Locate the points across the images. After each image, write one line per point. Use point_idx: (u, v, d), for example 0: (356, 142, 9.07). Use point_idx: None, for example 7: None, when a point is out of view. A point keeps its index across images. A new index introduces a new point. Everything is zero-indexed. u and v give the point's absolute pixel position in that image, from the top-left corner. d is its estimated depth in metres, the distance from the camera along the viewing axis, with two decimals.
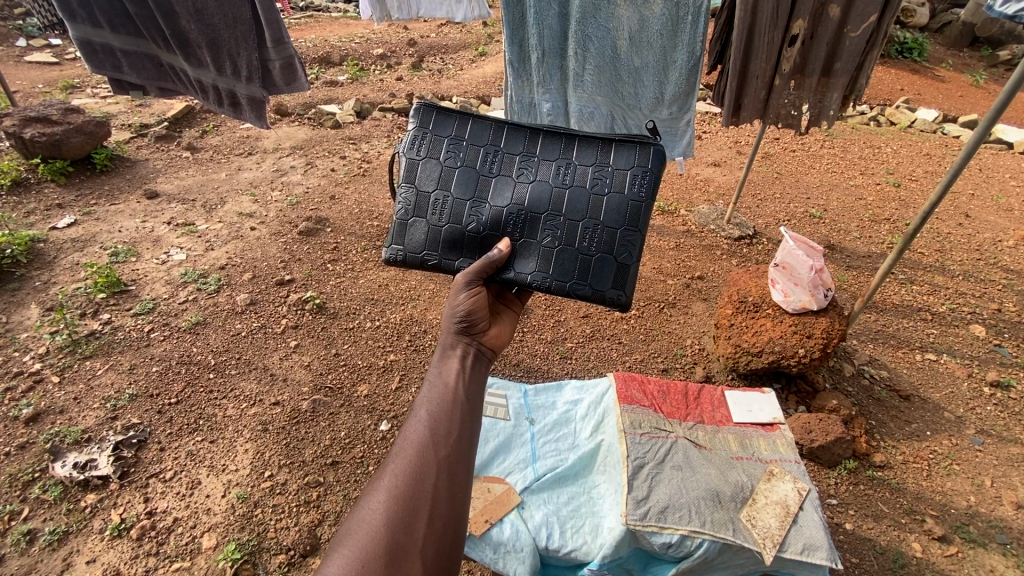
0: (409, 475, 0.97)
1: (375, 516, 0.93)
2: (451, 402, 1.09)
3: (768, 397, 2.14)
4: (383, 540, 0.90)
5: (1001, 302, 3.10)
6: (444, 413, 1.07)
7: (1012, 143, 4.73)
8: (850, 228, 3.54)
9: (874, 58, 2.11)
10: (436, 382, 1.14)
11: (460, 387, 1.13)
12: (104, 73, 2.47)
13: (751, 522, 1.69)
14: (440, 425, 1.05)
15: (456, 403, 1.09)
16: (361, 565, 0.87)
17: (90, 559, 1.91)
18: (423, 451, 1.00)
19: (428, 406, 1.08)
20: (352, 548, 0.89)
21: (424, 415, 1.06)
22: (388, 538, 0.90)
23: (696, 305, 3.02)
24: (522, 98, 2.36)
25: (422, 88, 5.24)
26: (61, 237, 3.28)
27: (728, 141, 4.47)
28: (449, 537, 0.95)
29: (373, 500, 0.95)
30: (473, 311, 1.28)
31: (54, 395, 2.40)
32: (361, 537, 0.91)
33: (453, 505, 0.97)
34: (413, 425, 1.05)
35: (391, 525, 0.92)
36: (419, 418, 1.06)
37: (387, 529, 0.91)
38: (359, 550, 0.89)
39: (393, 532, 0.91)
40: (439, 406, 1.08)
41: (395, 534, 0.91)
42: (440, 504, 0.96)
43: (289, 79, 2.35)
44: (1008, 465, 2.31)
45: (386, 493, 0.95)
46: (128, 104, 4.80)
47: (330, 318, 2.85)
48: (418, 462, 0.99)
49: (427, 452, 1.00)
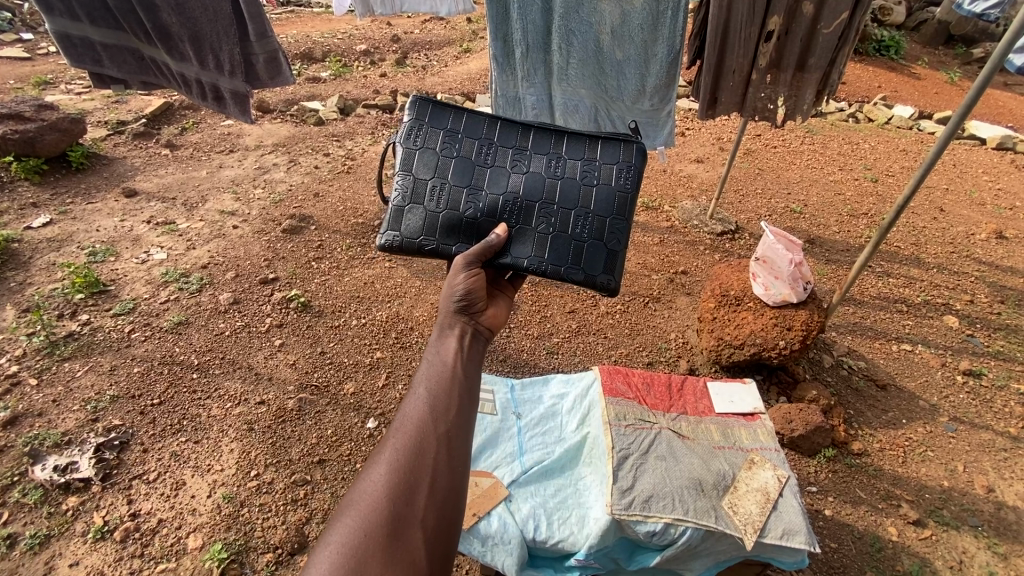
0: (410, 447, 0.98)
1: (377, 487, 0.93)
2: (451, 375, 1.11)
3: (748, 388, 2.17)
4: (385, 509, 0.91)
5: (974, 294, 3.19)
6: (443, 389, 1.08)
7: (984, 139, 4.84)
8: (829, 222, 3.61)
9: (846, 54, 2.16)
10: (436, 356, 1.15)
11: (460, 360, 1.15)
12: (84, 67, 2.41)
13: (731, 509, 1.73)
14: (439, 400, 1.06)
15: (456, 377, 1.11)
16: (364, 534, 0.88)
17: (72, 562, 1.89)
18: (425, 423, 1.02)
19: (427, 382, 1.09)
20: (355, 517, 0.90)
21: (424, 391, 1.07)
22: (389, 509, 0.91)
23: (679, 300, 3.06)
24: (506, 94, 2.37)
25: (407, 85, 5.22)
26: (36, 237, 3.21)
27: (711, 138, 4.52)
28: (450, 507, 0.95)
29: (374, 472, 0.96)
30: (472, 290, 1.31)
31: (32, 398, 2.35)
32: (363, 505, 0.92)
33: (454, 478, 0.98)
34: (414, 398, 1.06)
35: (393, 494, 0.92)
36: (419, 389, 1.08)
37: (389, 499, 0.92)
38: (361, 519, 0.90)
39: (394, 501, 0.92)
40: (441, 378, 1.10)
41: (396, 504, 0.92)
42: (439, 473, 0.97)
43: (273, 73, 2.36)
44: (980, 451, 2.39)
45: (388, 465, 0.96)
46: (104, 101, 4.70)
47: (315, 317, 2.83)
48: (419, 436, 1.00)
49: (428, 424, 1.01)
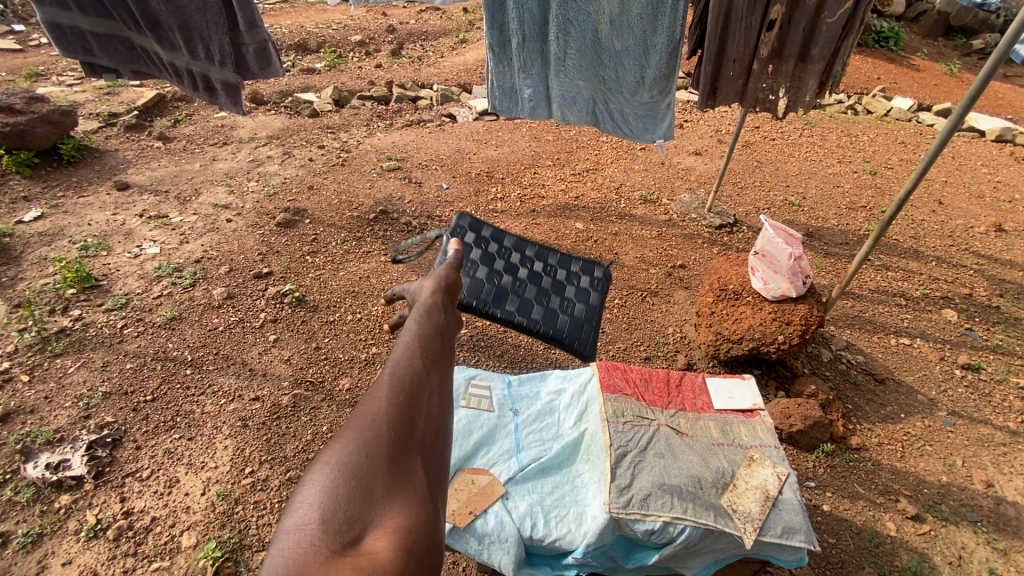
0: (411, 375, 0.90)
1: (376, 412, 0.83)
2: (445, 323, 1.05)
3: (747, 384, 2.16)
4: (389, 431, 0.81)
5: (973, 287, 3.17)
6: (436, 332, 1.01)
7: (983, 131, 4.81)
8: (828, 215, 3.59)
9: (849, 45, 2.12)
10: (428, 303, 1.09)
11: (451, 312, 1.10)
12: (74, 57, 2.37)
13: (731, 507, 1.71)
14: (433, 341, 0.98)
15: (450, 326, 1.06)
16: (366, 454, 0.77)
17: (65, 561, 1.87)
18: (422, 358, 0.93)
19: (420, 326, 1.01)
20: (356, 437, 0.79)
21: (418, 331, 1.00)
22: (390, 434, 0.80)
23: (677, 294, 3.04)
24: (502, 85, 2.38)
25: (402, 76, 5.17)
26: (27, 231, 3.17)
27: (709, 130, 4.48)
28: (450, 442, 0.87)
29: (371, 399, 0.86)
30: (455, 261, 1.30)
31: (23, 395, 2.33)
32: (360, 429, 0.81)
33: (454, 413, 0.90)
34: (411, 334, 0.99)
35: (397, 416, 0.83)
36: (414, 328, 1.01)
37: (389, 425, 0.81)
38: (363, 438, 0.79)
39: (399, 423, 0.82)
40: (435, 322, 1.04)
41: (398, 429, 0.81)
42: (440, 405, 0.89)
43: (263, 64, 2.31)
44: (978, 445, 2.38)
45: (390, 389, 0.87)
46: (95, 93, 4.65)
47: (309, 312, 2.80)
48: (420, 367, 0.92)
49: (428, 357, 0.94)
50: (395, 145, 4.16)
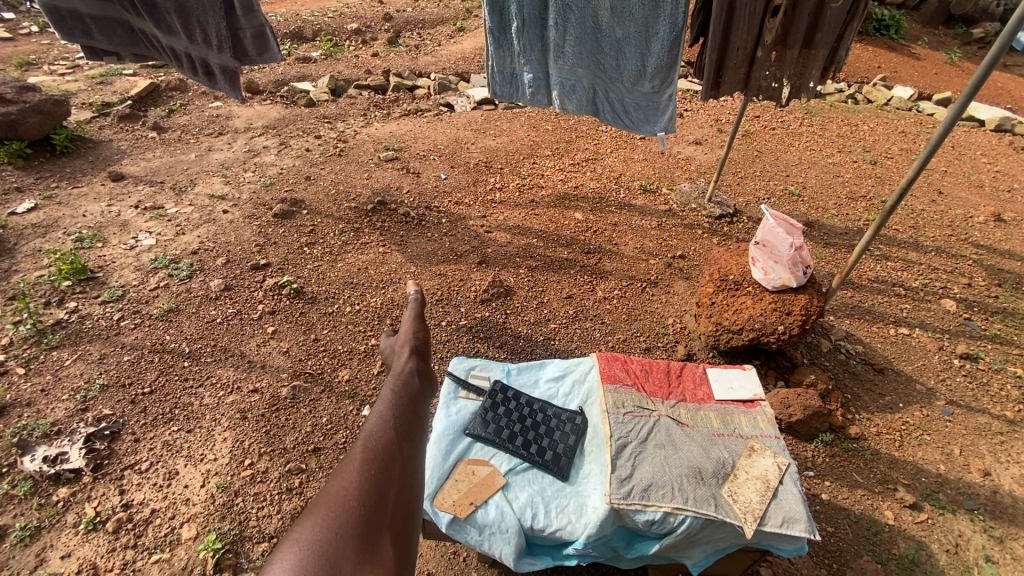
0: (377, 461, 1.00)
1: (348, 491, 0.94)
2: (409, 407, 1.17)
3: (748, 373, 2.15)
4: (357, 512, 0.90)
5: (972, 277, 3.17)
6: (405, 415, 1.14)
7: (983, 120, 4.80)
8: (828, 205, 3.58)
9: (853, 30, 2.10)
10: (393, 391, 1.22)
11: (416, 397, 1.22)
12: (73, 40, 2.34)
13: (731, 498, 1.70)
14: (402, 424, 1.11)
15: (415, 410, 1.18)
16: (334, 533, 0.86)
17: (64, 554, 1.86)
18: (393, 437, 1.06)
19: (391, 408, 1.15)
20: (325, 517, 0.89)
21: (389, 412, 1.13)
22: (360, 511, 0.91)
23: (677, 284, 3.03)
24: (503, 70, 2.41)
25: (399, 65, 5.12)
26: (21, 223, 3.14)
27: (709, 119, 4.46)
28: (412, 524, 0.96)
29: (344, 478, 0.97)
30: (421, 344, 1.46)
31: (20, 387, 2.31)
32: (332, 507, 0.91)
33: (416, 496, 1.00)
34: (376, 421, 1.10)
35: (363, 499, 0.93)
36: (380, 414, 1.13)
37: (359, 503, 0.92)
38: (332, 519, 0.88)
39: (365, 505, 0.92)
40: (400, 408, 1.16)
41: (367, 507, 0.92)
42: (404, 487, 0.99)
43: (261, 49, 2.27)
44: (976, 434, 2.39)
45: (356, 472, 0.97)
46: (88, 82, 4.59)
47: (308, 303, 2.79)
48: (385, 453, 1.03)
49: (393, 442, 1.05)
50: (393, 135, 4.13)
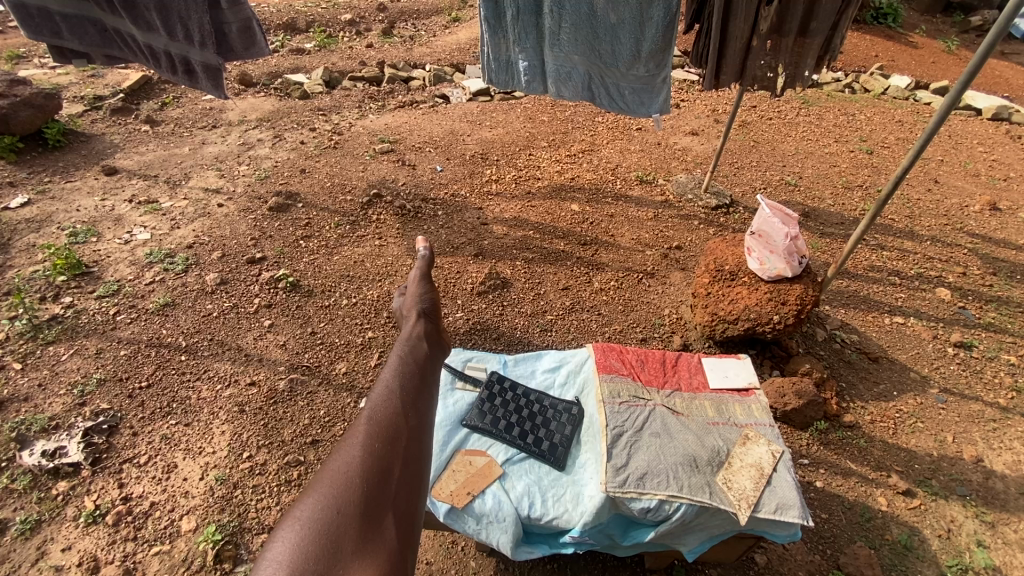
0: (382, 435, 1.00)
1: (351, 466, 0.94)
2: (416, 377, 1.17)
3: (743, 362, 2.16)
4: (358, 488, 0.91)
5: (967, 266, 3.19)
6: (411, 386, 1.14)
7: (980, 109, 4.79)
8: (824, 195, 3.59)
9: (849, 17, 2.09)
10: (400, 360, 1.22)
11: (423, 366, 1.22)
12: (41, 38, 2.33)
13: (726, 485, 1.70)
14: (408, 396, 1.11)
15: (423, 379, 1.18)
16: (336, 512, 0.86)
17: (64, 547, 1.87)
18: (398, 410, 1.06)
19: (398, 379, 1.15)
20: (327, 495, 0.89)
21: (396, 384, 1.13)
22: (363, 488, 0.91)
23: (673, 275, 3.03)
24: (499, 58, 2.39)
25: (394, 56, 5.09)
26: (15, 218, 3.12)
27: (705, 110, 4.44)
28: (417, 498, 0.96)
29: (348, 452, 0.97)
30: (430, 309, 1.45)
31: (17, 382, 2.31)
32: (333, 483, 0.91)
33: (422, 468, 0.99)
34: (381, 394, 1.10)
35: (367, 473, 0.93)
36: (386, 385, 1.13)
37: (362, 479, 0.92)
38: (334, 497, 0.89)
39: (367, 479, 0.92)
40: (407, 378, 1.16)
41: (370, 484, 0.92)
42: (409, 461, 0.99)
43: (247, 44, 2.27)
44: (969, 422, 2.41)
45: (360, 447, 0.97)
46: (80, 75, 4.56)
47: (305, 296, 2.78)
48: (390, 425, 1.02)
49: (399, 415, 1.05)
50: (388, 127, 4.11)
